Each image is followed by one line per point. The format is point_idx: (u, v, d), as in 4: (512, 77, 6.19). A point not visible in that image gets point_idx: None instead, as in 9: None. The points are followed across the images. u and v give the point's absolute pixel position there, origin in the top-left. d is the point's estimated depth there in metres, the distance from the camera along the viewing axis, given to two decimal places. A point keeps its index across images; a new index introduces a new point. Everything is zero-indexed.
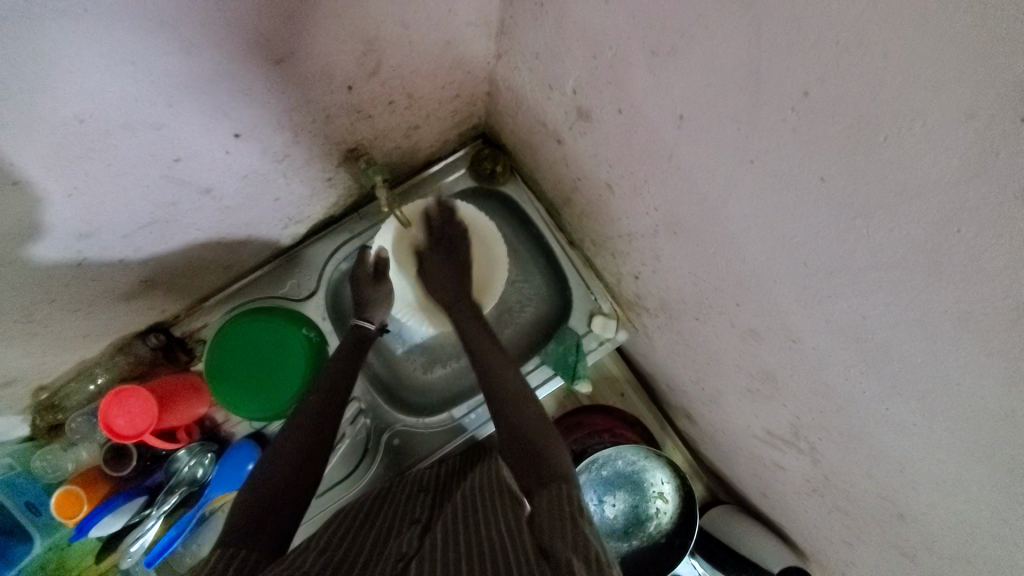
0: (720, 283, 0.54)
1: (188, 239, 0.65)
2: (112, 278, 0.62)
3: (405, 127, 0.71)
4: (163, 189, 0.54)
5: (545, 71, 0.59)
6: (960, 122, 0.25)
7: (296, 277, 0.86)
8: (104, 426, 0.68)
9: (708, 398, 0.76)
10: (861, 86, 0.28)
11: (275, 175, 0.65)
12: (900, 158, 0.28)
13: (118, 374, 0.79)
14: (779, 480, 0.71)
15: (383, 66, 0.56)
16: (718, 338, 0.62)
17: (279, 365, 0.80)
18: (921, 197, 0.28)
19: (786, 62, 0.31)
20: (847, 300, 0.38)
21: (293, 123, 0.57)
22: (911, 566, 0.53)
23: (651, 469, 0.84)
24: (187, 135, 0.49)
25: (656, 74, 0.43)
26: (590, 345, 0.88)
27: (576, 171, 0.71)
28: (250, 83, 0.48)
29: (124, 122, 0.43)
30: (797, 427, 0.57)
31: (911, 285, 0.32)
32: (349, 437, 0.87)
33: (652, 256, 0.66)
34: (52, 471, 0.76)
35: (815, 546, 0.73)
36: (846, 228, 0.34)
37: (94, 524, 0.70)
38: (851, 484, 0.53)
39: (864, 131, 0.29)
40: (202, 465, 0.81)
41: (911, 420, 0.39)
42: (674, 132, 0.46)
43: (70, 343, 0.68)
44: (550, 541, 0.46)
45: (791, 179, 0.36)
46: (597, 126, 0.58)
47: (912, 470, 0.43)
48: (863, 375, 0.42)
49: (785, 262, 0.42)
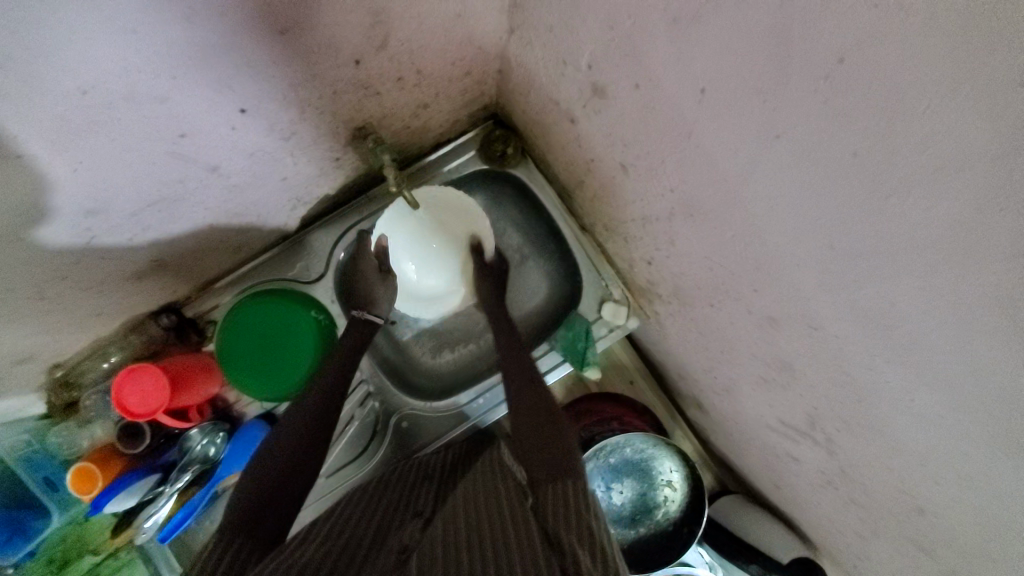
0: (737, 267, 0.52)
1: (196, 218, 0.65)
2: (122, 257, 0.62)
3: (414, 106, 0.70)
4: (169, 166, 0.53)
5: (560, 45, 0.57)
6: (1011, 88, 0.23)
7: (305, 259, 0.86)
8: (117, 404, 0.68)
9: (720, 386, 0.74)
10: (902, 52, 0.26)
11: (281, 153, 0.64)
12: (941, 130, 0.26)
13: (132, 353, 0.79)
14: (791, 471, 0.70)
15: (392, 39, 0.54)
16: (733, 325, 0.60)
17: (286, 349, 0.80)
18: (963, 171, 0.27)
19: (819, 28, 0.29)
20: (875, 285, 0.36)
21: (300, 99, 0.56)
22: (928, 560, 0.51)
23: (659, 457, 0.84)
24: (191, 110, 0.48)
25: (677, 45, 0.41)
26: (600, 332, 0.87)
27: (590, 153, 0.69)
28: (255, 56, 0.46)
29: (127, 94, 0.42)
30: (812, 417, 0.55)
31: (944, 269, 0.30)
32: (357, 419, 0.87)
33: (666, 240, 0.64)
34: (68, 446, 0.77)
35: (826, 538, 0.72)
36: (876, 208, 0.32)
37: (107, 502, 0.71)
38: (868, 476, 0.52)
39: (903, 101, 0.27)
40: (214, 444, 0.81)
41: (936, 410, 0.38)
42: (694, 107, 0.44)
43: (82, 321, 0.68)
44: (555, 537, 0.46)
45: (819, 155, 0.34)
46: (612, 104, 0.56)
47: (935, 462, 0.41)
48: (887, 363, 0.40)
49: (808, 245, 0.40)
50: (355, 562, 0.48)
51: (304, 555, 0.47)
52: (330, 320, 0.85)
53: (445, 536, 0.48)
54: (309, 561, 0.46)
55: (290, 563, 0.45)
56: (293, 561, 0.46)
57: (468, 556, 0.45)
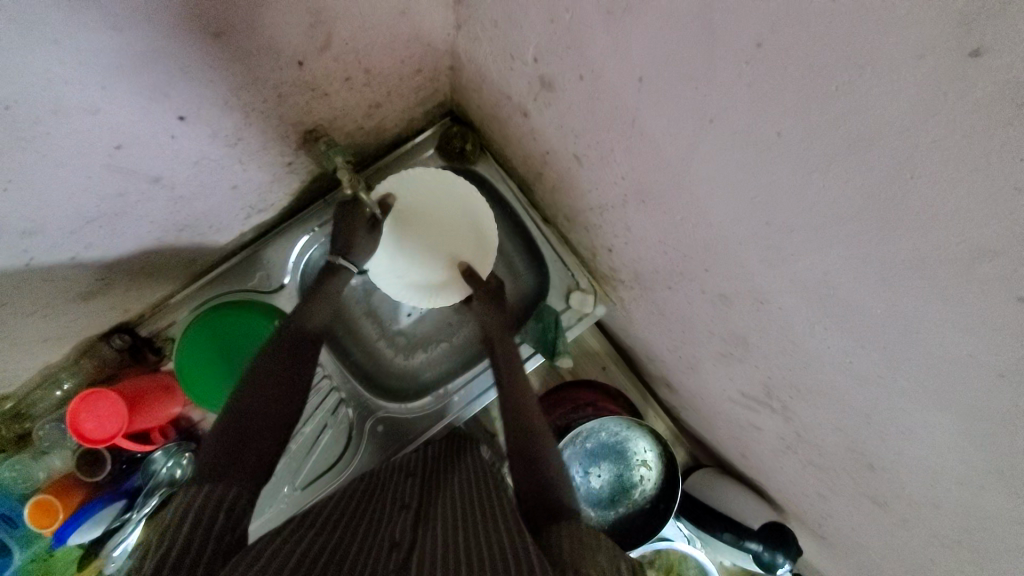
0: (689, 249, 0.54)
1: (142, 232, 0.62)
2: (65, 277, 0.60)
3: (365, 106, 0.69)
4: (107, 179, 0.51)
5: (505, 40, 0.58)
6: (908, 65, 0.25)
7: (264, 268, 0.83)
8: (72, 430, 0.66)
9: (685, 365, 0.77)
10: (815, 34, 0.28)
11: (229, 160, 0.62)
12: (854, 108, 0.28)
13: (84, 379, 0.76)
14: (755, 440, 0.73)
15: (335, 38, 0.53)
16: (691, 304, 0.63)
17: (251, 359, 0.78)
18: (877, 144, 0.28)
19: (739, 16, 0.31)
20: (811, 256, 0.38)
21: (244, 104, 0.55)
22: (883, 512, 0.55)
23: (634, 438, 0.86)
24: (127, 119, 0.46)
25: (614, 36, 0.42)
26: (569, 321, 0.88)
27: (544, 145, 0.69)
28: (192, 60, 0.45)
29: (54, 107, 0.40)
30: (769, 387, 0.58)
31: (869, 236, 0.32)
32: (332, 426, 0.86)
33: (623, 227, 0.66)
34: (24, 481, 0.72)
35: (793, 501, 0.76)
36: (807, 184, 0.34)
37: (71, 534, 0.68)
38: (823, 438, 0.55)
39: (819, 80, 0.29)
40: (180, 466, 0.79)
41: (874, 369, 0.40)
42: (635, 96, 0.45)
43: (28, 348, 0.65)
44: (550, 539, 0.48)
45: (749, 137, 0.36)
46: (560, 96, 0.57)
47: (878, 419, 0.44)
48: (828, 330, 0.42)
49: (750, 223, 0.42)
50: (348, 556, 0.47)
51: (296, 549, 0.46)
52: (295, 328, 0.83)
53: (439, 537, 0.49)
54: (302, 556, 0.45)
55: (284, 555, 0.44)
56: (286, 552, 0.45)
57: (465, 554, 0.45)
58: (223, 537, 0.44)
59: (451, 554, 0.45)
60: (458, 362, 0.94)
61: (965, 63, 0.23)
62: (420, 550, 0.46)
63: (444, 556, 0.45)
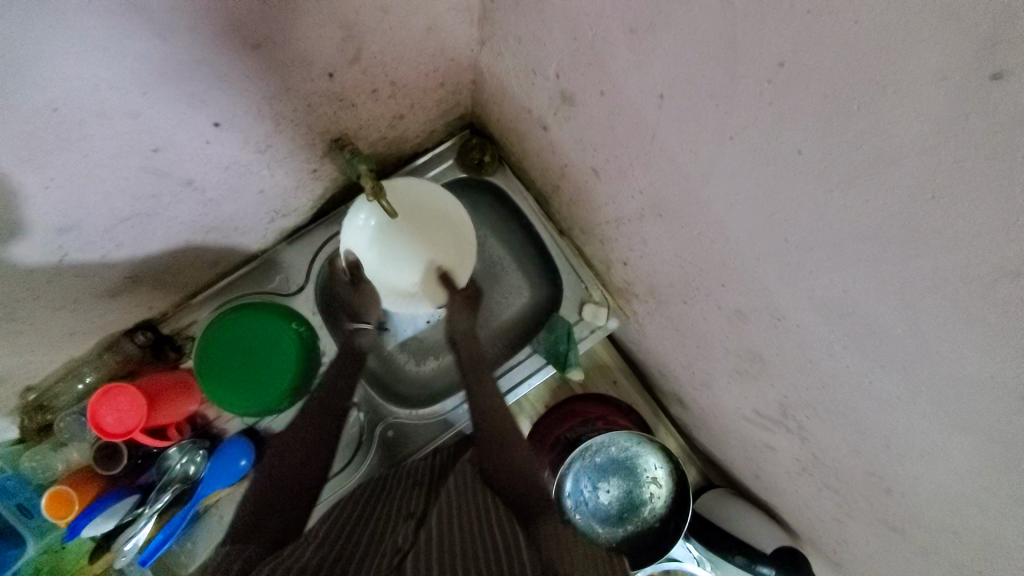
0: (706, 264, 0.54)
1: (171, 233, 0.65)
2: (95, 275, 0.62)
3: (389, 116, 0.71)
4: (143, 180, 0.53)
5: (528, 56, 0.59)
6: (930, 88, 0.25)
7: (284, 271, 0.86)
8: (92, 423, 0.67)
9: (698, 381, 0.76)
10: (837, 53, 0.28)
11: (257, 166, 0.64)
12: (875, 127, 0.29)
13: (106, 373, 0.78)
14: (769, 461, 0.72)
15: (365, 52, 0.55)
16: (706, 320, 0.62)
17: (265, 362, 0.80)
18: (899, 162, 0.29)
19: (762, 37, 0.32)
20: (829, 274, 0.38)
21: (275, 112, 0.57)
22: (901, 540, 0.53)
23: (645, 454, 0.85)
24: (166, 124, 0.48)
25: (636, 54, 0.43)
26: (581, 333, 0.88)
27: (562, 158, 0.71)
28: (229, 71, 0.47)
29: (98, 111, 0.42)
30: (785, 406, 0.58)
31: (890, 255, 0.33)
32: (343, 430, 0.87)
33: (640, 241, 0.66)
34: (42, 471, 0.74)
35: (807, 526, 0.74)
36: (826, 201, 0.35)
37: (85, 525, 0.69)
38: (839, 460, 0.54)
39: (841, 100, 0.30)
40: (194, 461, 0.80)
41: (892, 390, 0.40)
42: (656, 112, 0.46)
43: (55, 341, 0.67)
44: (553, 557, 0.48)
45: (769, 155, 0.37)
46: (580, 111, 0.58)
47: (897, 443, 0.44)
48: (847, 349, 0.42)
49: (767, 239, 0.43)
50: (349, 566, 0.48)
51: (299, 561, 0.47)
52: (312, 331, 0.85)
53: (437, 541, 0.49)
54: (305, 567, 0.46)
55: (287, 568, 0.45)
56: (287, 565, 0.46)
57: (460, 561, 0.46)
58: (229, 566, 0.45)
59: (450, 564, 0.45)
60: (469, 370, 0.94)
61: (986, 87, 0.23)
62: (419, 555, 0.47)
63: (442, 566, 0.45)
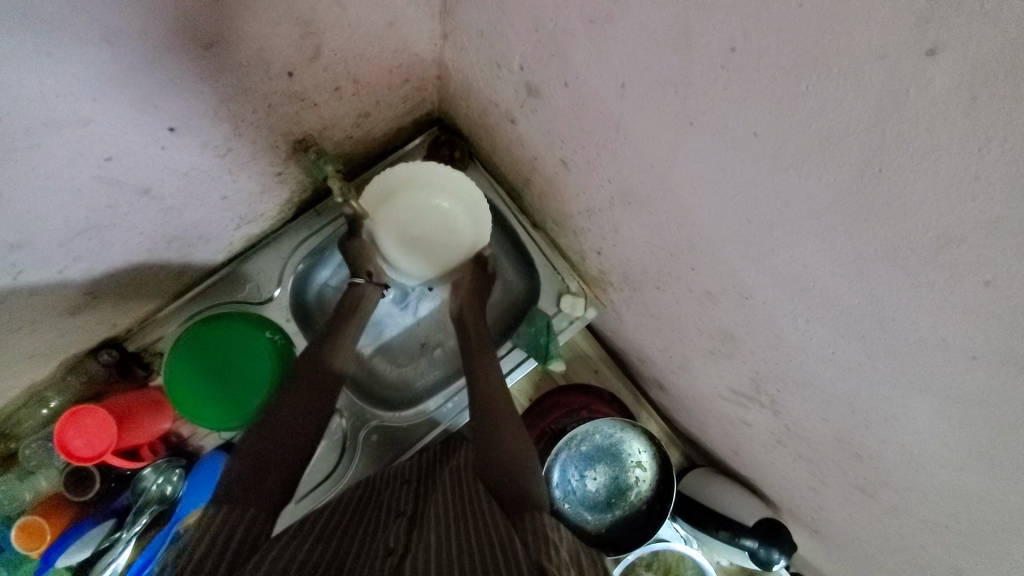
0: (675, 249, 0.56)
1: (131, 245, 0.62)
2: (52, 293, 0.59)
3: (354, 116, 0.70)
4: (97, 191, 0.51)
5: (491, 50, 0.59)
6: (872, 63, 0.27)
7: (254, 280, 0.83)
8: (59, 448, 0.64)
9: (676, 364, 0.78)
10: (784, 34, 0.29)
11: (220, 172, 0.63)
12: (823, 106, 0.30)
13: (72, 396, 0.75)
14: (747, 437, 0.74)
15: (324, 50, 0.54)
16: (678, 303, 0.64)
17: (236, 371, 0.77)
18: (847, 138, 0.30)
19: (714, 22, 0.33)
20: (790, 250, 0.40)
21: (233, 114, 0.55)
22: (870, 500, 0.56)
23: (628, 440, 0.86)
24: (117, 131, 0.46)
25: (596, 44, 0.44)
26: (561, 324, 0.89)
27: (532, 151, 0.71)
28: (182, 72, 0.46)
29: (46, 119, 0.40)
30: (757, 382, 0.59)
31: (845, 228, 0.34)
32: (324, 437, 0.85)
33: (611, 229, 0.67)
34: (9, 501, 0.71)
35: (785, 496, 0.77)
36: (782, 179, 0.36)
37: (58, 556, 0.67)
38: (811, 430, 0.56)
39: (790, 81, 0.31)
40: (170, 482, 0.77)
41: (854, 357, 0.42)
42: (619, 101, 0.47)
43: (12, 365, 0.64)
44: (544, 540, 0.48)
45: (727, 137, 0.38)
46: (546, 103, 0.58)
47: (861, 407, 0.46)
48: (811, 321, 0.44)
49: (732, 220, 0.44)
50: (343, 569, 0.47)
51: (295, 558, 0.46)
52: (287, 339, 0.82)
53: (434, 543, 0.48)
54: (300, 565, 0.45)
55: (281, 564, 0.44)
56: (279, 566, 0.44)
57: (459, 561, 0.45)
58: (229, 561, 0.44)
59: (443, 561, 0.45)
60: (451, 368, 0.95)
61: (924, 61, 0.25)
62: (413, 555, 0.46)
63: (436, 563, 0.45)
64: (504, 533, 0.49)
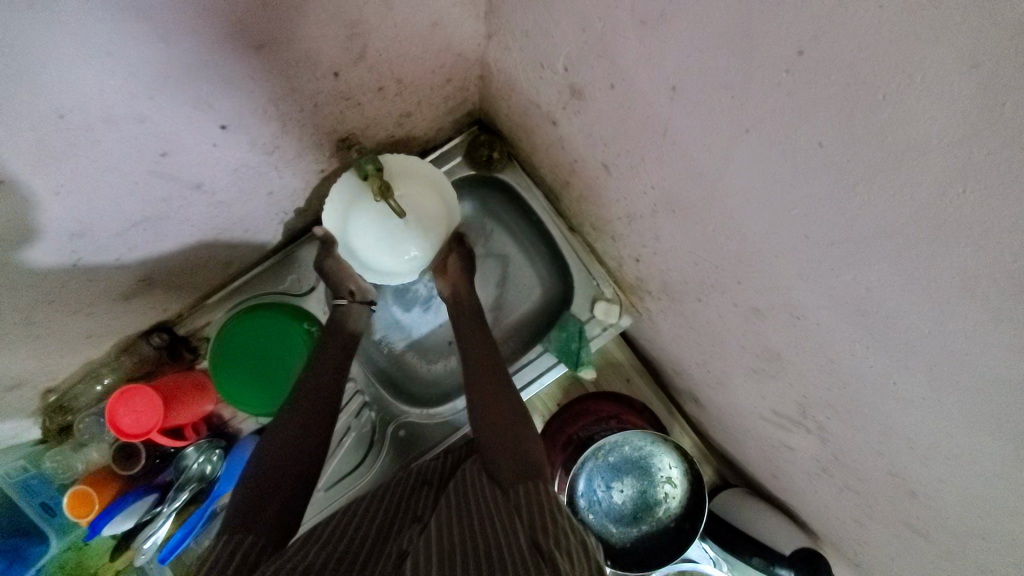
0: (721, 261, 0.53)
1: (182, 237, 0.65)
2: (109, 278, 0.62)
3: (396, 115, 0.71)
4: (153, 185, 0.53)
5: (536, 50, 0.58)
6: (963, 72, 0.24)
7: (296, 271, 0.86)
8: (111, 424, 0.69)
9: (714, 380, 0.75)
10: (859, 38, 0.27)
11: (266, 168, 0.64)
12: (901, 118, 0.27)
13: (123, 375, 0.79)
14: (787, 461, 0.70)
15: (369, 50, 0.54)
16: (720, 317, 0.61)
17: (273, 359, 0.80)
18: (927, 155, 0.27)
19: (779, 24, 0.30)
20: (850, 271, 0.37)
21: (280, 113, 0.57)
22: (925, 543, 0.51)
23: (658, 454, 0.84)
24: (171, 129, 0.48)
25: (647, 46, 0.42)
26: (594, 331, 0.87)
27: (572, 154, 0.69)
28: (233, 72, 0.47)
29: (106, 116, 0.42)
30: (803, 406, 0.56)
31: (917, 251, 0.31)
32: (355, 429, 0.88)
33: (652, 237, 0.65)
34: (64, 470, 0.76)
35: (826, 527, 0.72)
36: (846, 195, 0.33)
37: (105, 524, 0.71)
38: (861, 462, 0.52)
39: (863, 89, 0.28)
40: (210, 461, 0.80)
41: (918, 390, 0.38)
42: (668, 106, 0.45)
43: (74, 344, 0.68)
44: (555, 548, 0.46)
45: (787, 147, 0.35)
46: (590, 105, 0.57)
47: (922, 444, 0.42)
48: (870, 348, 0.40)
49: (786, 234, 0.41)
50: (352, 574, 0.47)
51: (303, 565, 0.47)
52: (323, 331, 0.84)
53: (441, 546, 0.47)
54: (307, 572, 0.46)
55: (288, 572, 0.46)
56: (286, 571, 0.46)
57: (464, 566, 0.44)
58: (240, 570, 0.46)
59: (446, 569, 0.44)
60: None
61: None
62: (418, 558, 0.45)
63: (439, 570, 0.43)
64: (509, 541, 0.47)
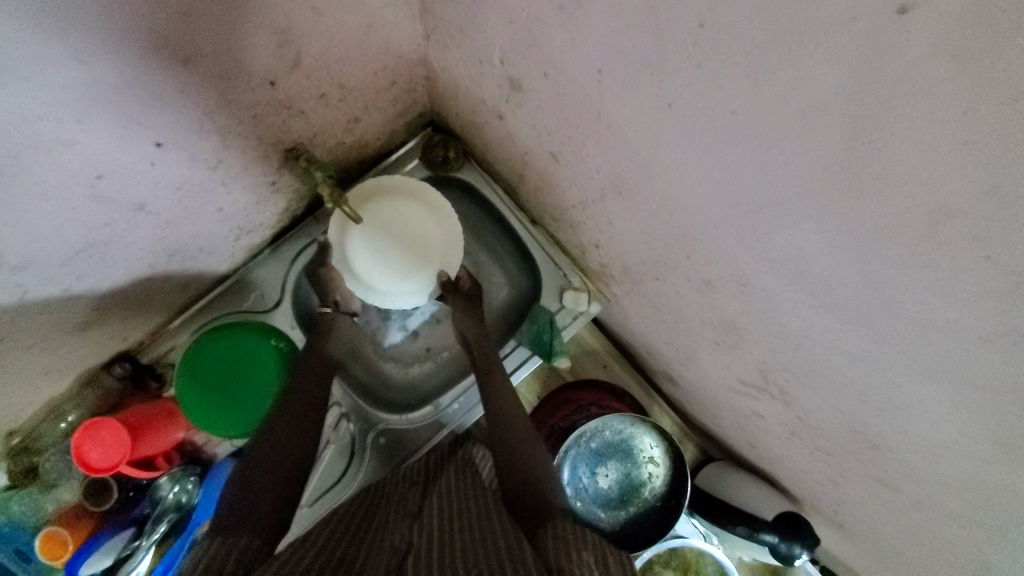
0: (670, 238, 0.54)
1: (132, 261, 0.64)
2: (62, 309, 0.61)
3: (344, 121, 0.70)
4: (92, 209, 0.52)
5: (473, 45, 0.58)
6: (842, 26, 0.25)
7: (258, 288, 0.85)
8: (76, 459, 0.66)
9: (683, 356, 0.76)
10: (750, 5, 0.28)
11: (212, 184, 0.64)
12: (798, 77, 0.28)
13: (89, 409, 0.77)
14: (760, 428, 0.71)
15: (304, 57, 0.54)
16: (679, 294, 0.62)
17: (243, 379, 0.78)
18: (830, 109, 0.28)
19: (679, 1, 0.32)
20: (783, 232, 0.38)
21: (220, 126, 0.56)
22: (893, 493, 0.53)
23: (639, 435, 0.85)
24: (104, 151, 0.47)
25: (570, 32, 0.43)
26: (565, 320, 0.87)
27: (522, 146, 0.70)
28: (162, 88, 0.46)
29: (32, 141, 0.41)
30: (765, 371, 0.57)
31: (833, 206, 0.32)
32: (334, 441, 0.86)
33: (606, 221, 0.66)
34: (33, 513, 0.72)
35: (804, 488, 0.74)
36: (764, 157, 0.34)
37: (82, 564, 0.68)
38: (824, 421, 0.53)
39: (761, 54, 0.29)
40: (186, 490, 0.79)
41: (859, 343, 0.40)
42: (597, 89, 0.45)
43: (32, 381, 0.67)
44: (547, 547, 0.46)
45: (707, 117, 0.36)
46: (530, 96, 0.57)
47: (872, 394, 0.43)
48: (811, 308, 0.42)
49: (721, 205, 0.42)
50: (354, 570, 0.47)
51: (303, 563, 0.46)
52: (292, 346, 0.83)
53: (441, 544, 0.48)
54: (308, 567, 0.45)
55: (290, 568, 0.44)
56: (289, 568, 0.44)
57: (464, 560, 0.45)
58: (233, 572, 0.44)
59: (452, 563, 0.45)
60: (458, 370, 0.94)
61: (895, 23, 0.23)
62: (420, 554, 0.46)
63: (444, 564, 0.44)
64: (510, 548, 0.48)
